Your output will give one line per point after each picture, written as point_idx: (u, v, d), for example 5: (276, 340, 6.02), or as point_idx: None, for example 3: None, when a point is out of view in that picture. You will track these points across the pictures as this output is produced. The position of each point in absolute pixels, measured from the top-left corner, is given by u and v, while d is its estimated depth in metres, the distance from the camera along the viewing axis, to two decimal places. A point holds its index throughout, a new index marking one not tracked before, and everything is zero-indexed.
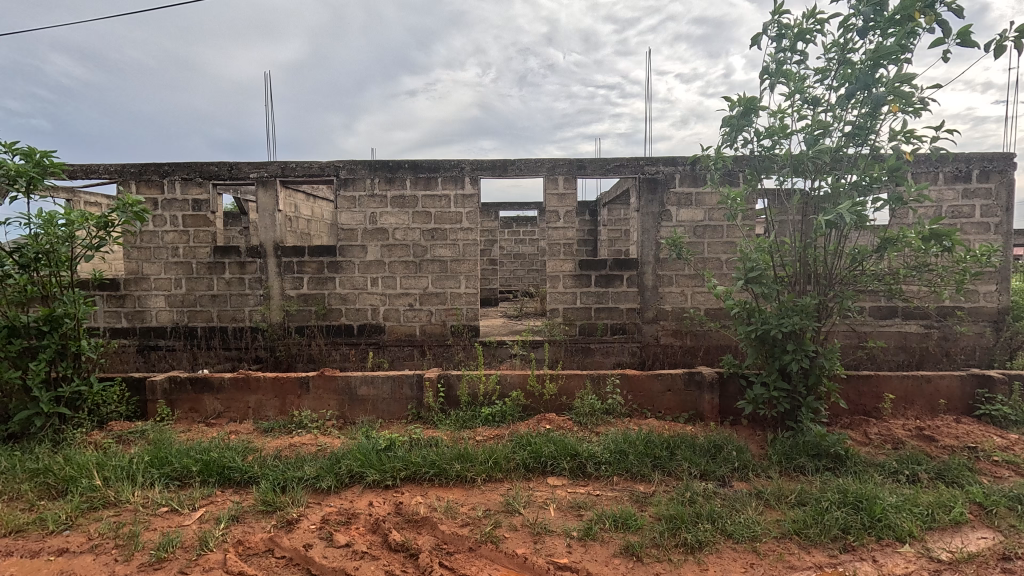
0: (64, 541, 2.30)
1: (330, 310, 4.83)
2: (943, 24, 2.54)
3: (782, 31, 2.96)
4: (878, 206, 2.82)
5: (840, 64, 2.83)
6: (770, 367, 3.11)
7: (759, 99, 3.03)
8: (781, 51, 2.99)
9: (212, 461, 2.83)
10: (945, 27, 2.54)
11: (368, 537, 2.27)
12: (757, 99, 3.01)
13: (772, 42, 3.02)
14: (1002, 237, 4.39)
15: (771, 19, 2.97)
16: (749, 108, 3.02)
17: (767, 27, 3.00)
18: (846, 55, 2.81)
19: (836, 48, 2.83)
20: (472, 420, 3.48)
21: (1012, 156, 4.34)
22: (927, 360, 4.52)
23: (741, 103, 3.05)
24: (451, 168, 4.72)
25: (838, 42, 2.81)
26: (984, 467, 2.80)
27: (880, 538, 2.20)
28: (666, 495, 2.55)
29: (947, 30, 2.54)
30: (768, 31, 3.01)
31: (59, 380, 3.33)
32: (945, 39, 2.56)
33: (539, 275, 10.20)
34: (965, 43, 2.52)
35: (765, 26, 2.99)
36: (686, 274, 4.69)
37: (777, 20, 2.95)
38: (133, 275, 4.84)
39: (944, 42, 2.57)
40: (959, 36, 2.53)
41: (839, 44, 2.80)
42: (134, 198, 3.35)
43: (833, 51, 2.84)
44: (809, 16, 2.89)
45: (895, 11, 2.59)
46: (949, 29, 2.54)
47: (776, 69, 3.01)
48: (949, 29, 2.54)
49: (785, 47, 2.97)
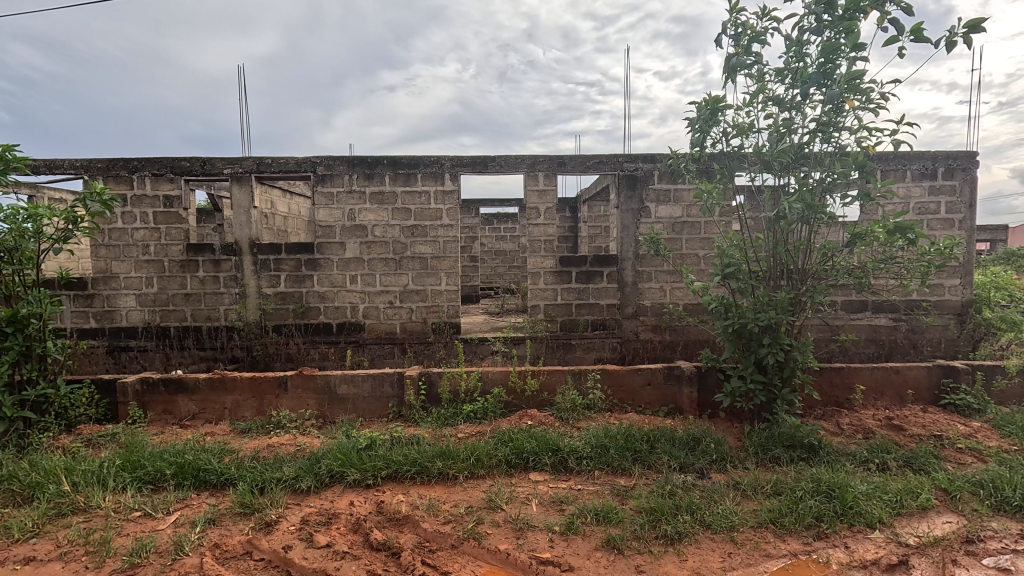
0: (31, 549, 2.21)
1: (308, 309, 4.75)
2: (895, 23, 2.62)
3: (737, 31, 3.01)
4: (847, 202, 2.90)
5: (796, 62, 2.88)
6: (747, 360, 3.17)
7: (723, 100, 3.07)
8: (739, 49, 3.02)
9: (187, 463, 2.76)
10: (898, 25, 2.61)
11: (349, 537, 2.25)
12: (721, 100, 3.05)
13: (729, 42, 3.06)
14: (966, 232, 4.56)
15: (727, 18, 3.01)
16: (715, 108, 3.05)
17: (726, 25, 3.04)
18: (801, 53, 2.86)
19: (792, 47, 2.87)
20: (453, 418, 3.47)
21: (974, 155, 4.50)
22: (896, 351, 4.69)
23: (707, 104, 3.08)
24: (431, 164, 4.68)
25: (792, 41, 2.86)
26: (949, 454, 2.91)
27: (852, 525, 2.27)
28: (647, 488, 2.59)
29: (900, 28, 2.61)
30: (726, 29, 3.05)
31: (24, 383, 3.21)
32: (898, 37, 2.63)
33: (520, 272, 10.23)
34: (917, 40, 2.59)
35: (723, 25, 3.03)
36: (664, 270, 4.75)
37: (734, 17, 3.00)
38: (101, 274, 4.68)
39: (898, 39, 2.64)
40: (912, 33, 2.60)
41: (795, 43, 2.84)
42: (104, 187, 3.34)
43: (789, 50, 2.88)
44: (765, 15, 2.93)
45: (848, 9, 2.66)
46: (903, 27, 2.61)
47: (733, 67, 3.05)
48: (901, 27, 2.61)
49: (743, 46, 3.01)
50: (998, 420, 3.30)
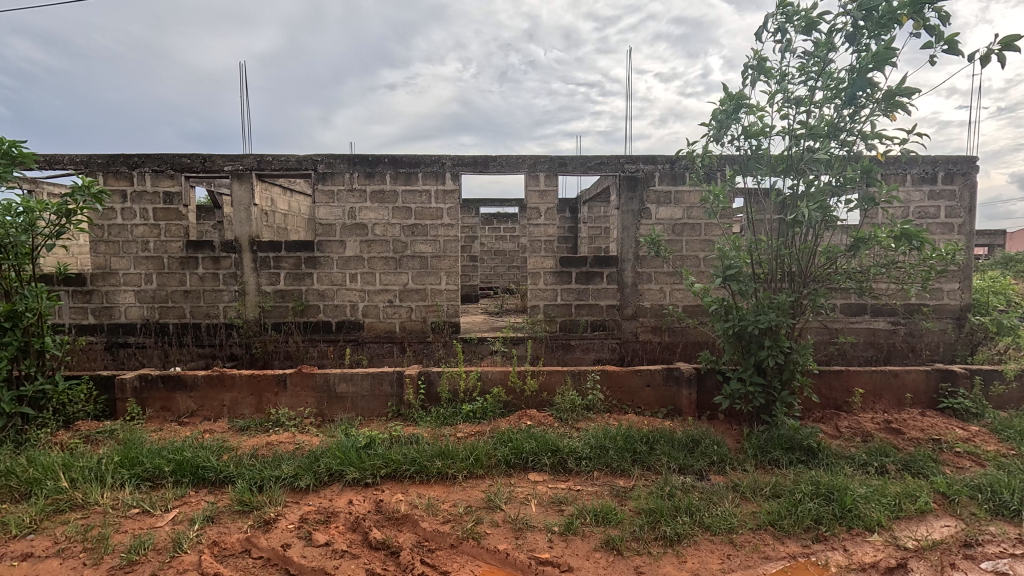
0: (28, 545, 2.21)
1: (307, 307, 4.75)
2: (932, 29, 2.62)
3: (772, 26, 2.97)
4: (851, 207, 2.89)
5: (822, 64, 2.87)
6: (746, 362, 3.17)
7: (746, 96, 3.04)
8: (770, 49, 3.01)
9: (186, 460, 2.76)
10: (934, 33, 2.62)
11: (348, 536, 2.25)
12: (743, 97, 3.02)
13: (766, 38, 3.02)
14: (966, 237, 4.58)
15: (768, 13, 2.96)
16: (739, 105, 3.03)
17: (770, 19, 2.98)
18: (829, 56, 2.85)
19: (821, 48, 2.85)
20: (453, 417, 3.47)
21: (974, 159, 4.51)
22: (894, 354, 4.71)
23: (731, 100, 3.06)
24: (432, 163, 4.68)
25: (822, 43, 2.85)
26: (947, 458, 2.92)
27: (851, 527, 2.27)
28: (646, 489, 2.59)
29: (936, 35, 2.61)
30: (768, 25, 3.00)
31: (22, 378, 3.20)
32: (933, 44, 2.64)
33: (519, 272, 10.24)
34: (951, 50, 2.60)
35: (766, 18, 2.97)
36: (664, 272, 4.75)
37: (779, 10, 2.92)
38: (100, 270, 4.66)
39: (933, 46, 2.64)
40: (947, 42, 2.60)
41: (826, 44, 2.83)
42: (92, 181, 3.18)
43: (819, 50, 2.87)
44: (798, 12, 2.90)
45: (884, 14, 2.65)
46: (939, 34, 2.61)
47: (757, 66, 3.04)
48: (938, 34, 2.62)
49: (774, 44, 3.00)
50: (996, 424, 3.31)
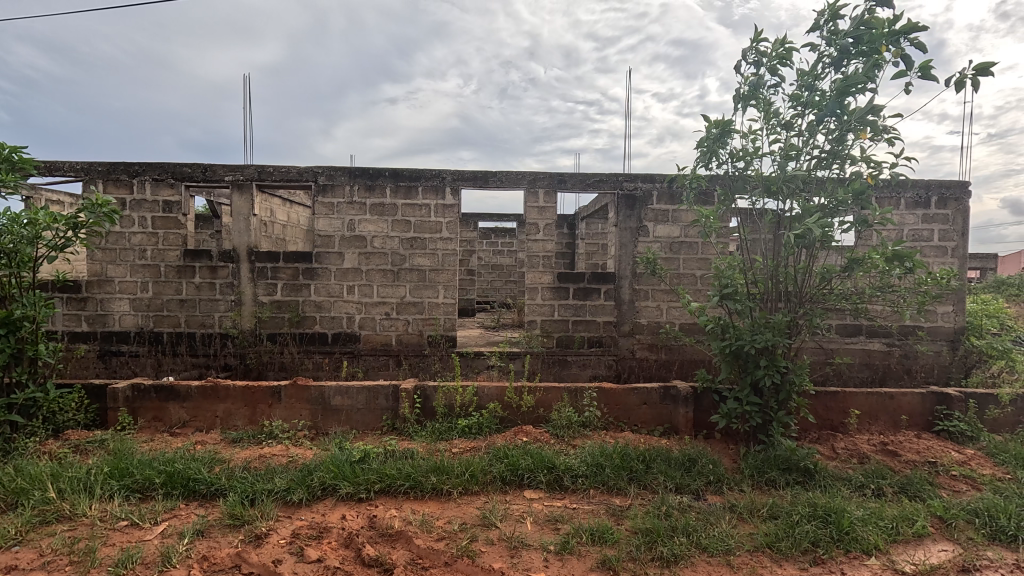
0: (13, 557, 2.16)
1: (304, 318, 4.74)
2: (906, 58, 2.68)
3: (759, 56, 3.04)
4: (845, 228, 2.93)
5: (809, 91, 2.93)
6: (743, 381, 3.18)
7: (735, 122, 3.10)
8: (755, 78, 3.08)
9: (177, 472, 2.72)
10: (909, 61, 2.68)
11: (341, 552, 2.21)
12: (732, 122, 3.08)
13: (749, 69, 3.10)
14: (959, 260, 4.64)
15: (749, 45, 3.04)
16: (727, 130, 3.09)
17: (746, 52, 3.07)
18: (815, 83, 2.92)
19: (807, 76, 2.93)
20: (448, 432, 3.45)
21: (967, 185, 4.59)
22: (889, 376, 4.72)
23: (718, 125, 3.11)
24: (432, 177, 4.71)
25: (808, 72, 2.92)
26: (944, 481, 2.92)
27: (848, 551, 2.26)
28: (643, 508, 2.57)
29: (909, 63, 2.69)
30: (745, 57, 3.09)
31: (12, 386, 3.16)
32: (907, 73, 2.70)
33: (516, 286, 10.26)
34: (925, 76, 2.67)
35: (743, 52, 3.07)
36: (661, 289, 4.78)
37: (766, 41, 2.99)
38: (96, 277, 4.65)
39: (906, 74, 2.71)
40: (920, 69, 2.67)
41: (810, 73, 2.91)
42: (104, 199, 3.23)
43: (803, 78, 2.95)
44: (782, 43, 2.97)
45: (864, 43, 2.71)
46: (912, 62, 2.68)
47: (746, 94, 3.11)
48: (911, 62, 2.69)
49: (758, 73, 3.07)
50: (991, 448, 3.32)
